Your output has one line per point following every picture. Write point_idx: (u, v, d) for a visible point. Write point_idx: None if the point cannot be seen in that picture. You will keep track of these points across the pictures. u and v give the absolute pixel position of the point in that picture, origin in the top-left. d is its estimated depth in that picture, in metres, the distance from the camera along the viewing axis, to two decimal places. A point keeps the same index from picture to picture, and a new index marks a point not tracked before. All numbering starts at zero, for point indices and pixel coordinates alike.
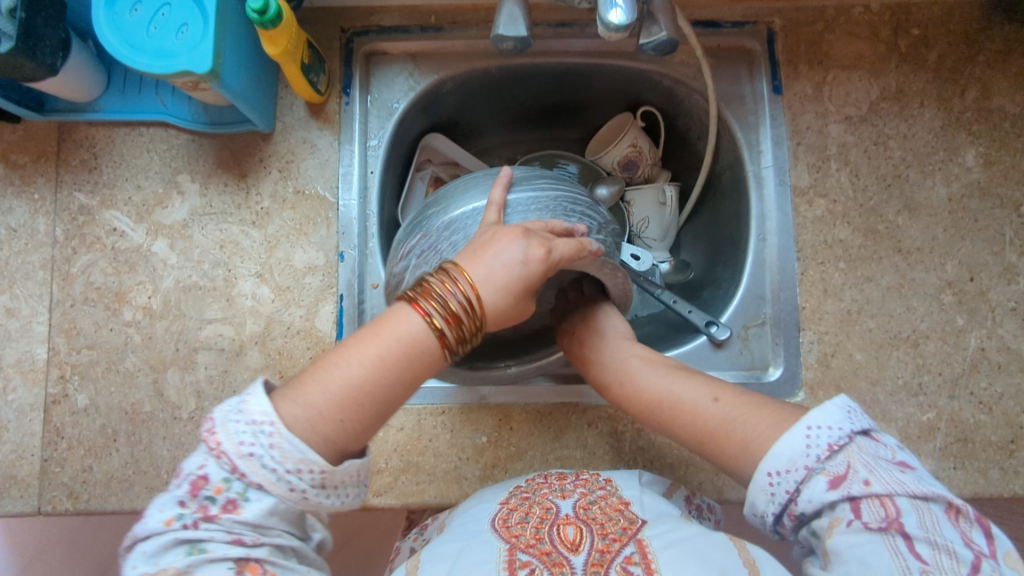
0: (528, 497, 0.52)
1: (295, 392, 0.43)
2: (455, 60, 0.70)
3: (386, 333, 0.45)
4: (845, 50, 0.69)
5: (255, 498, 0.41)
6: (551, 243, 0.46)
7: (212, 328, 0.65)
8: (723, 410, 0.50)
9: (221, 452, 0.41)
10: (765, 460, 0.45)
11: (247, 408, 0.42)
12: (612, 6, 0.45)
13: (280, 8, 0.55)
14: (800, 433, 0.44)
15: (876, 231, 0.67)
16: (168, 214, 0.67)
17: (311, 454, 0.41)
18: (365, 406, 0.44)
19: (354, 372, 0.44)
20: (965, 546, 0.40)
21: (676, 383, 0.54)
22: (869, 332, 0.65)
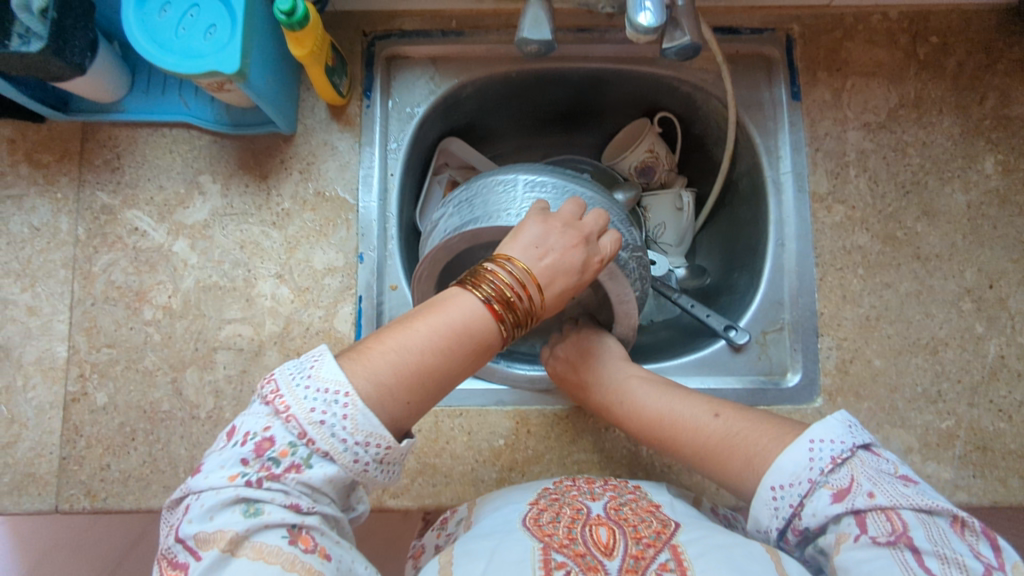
0: (558, 498, 0.52)
1: (365, 365, 0.41)
2: (476, 65, 0.71)
3: (453, 313, 0.44)
4: (864, 57, 0.69)
5: (319, 465, 0.40)
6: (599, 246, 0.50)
7: (232, 328, 0.66)
8: (724, 424, 0.51)
9: (290, 416, 0.40)
10: (768, 475, 0.46)
11: (317, 373, 0.41)
12: (641, 9, 0.46)
13: (307, 11, 0.56)
14: (802, 447, 0.46)
15: (894, 238, 0.67)
16: (189, 214, 0.68)
17: (382, 428, 0.40)
18: (429, 387, 0.43)
19: (422, 350, 0.43)
20: (976, 558, 0.39)
21: (676, 402, 0.55)
22: (888, 338, 0.65)
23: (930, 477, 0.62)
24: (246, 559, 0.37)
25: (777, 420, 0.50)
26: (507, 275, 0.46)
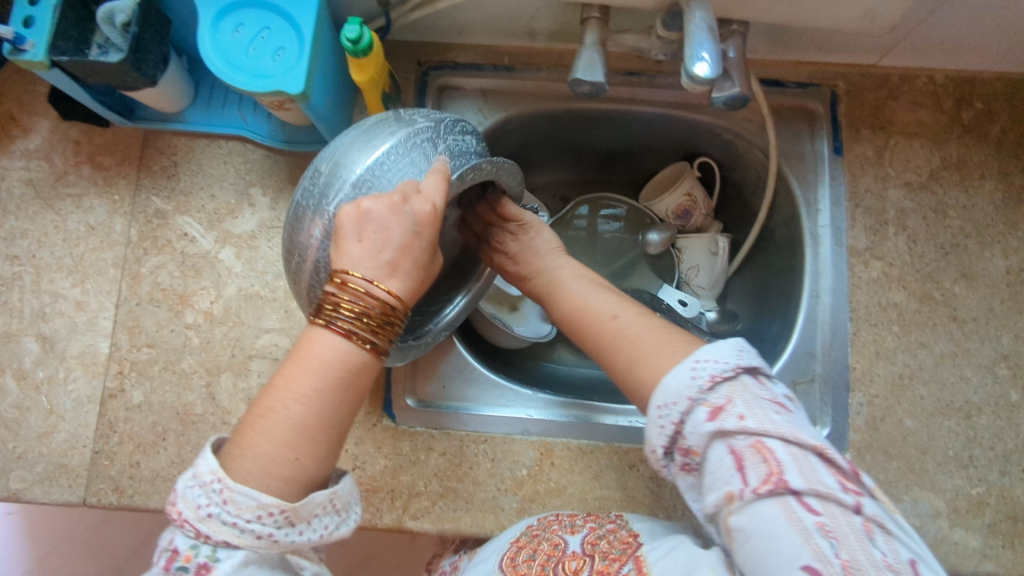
0: (538, 534, 0.56)
1: (242, 446, 0.42)
2: (525, 99, 0.73)
3: (315, 364, 0.43)
4: (907, 118, 0.70)
5: (224, 555, 0.41)
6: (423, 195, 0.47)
7: (269, 338, 0.67)
8: (626, 318, 0.52)
9: (183, 521, 0.41)
10: (654, 395, 0.46)
11: (196, 471, 0.42)
12: (698, 60, 0.46)
13: (372, 40, 0.57)
14: (686, 367, 0.46)
15: (931, 297, 0.67)
16: (237, 224, 0.70)
17: (266, 498, 0.41)
18: (314, 441, 0.43)
19: (294, 413, 0.42)
20: (843, 491, 0.42)
21: (589, 296, 0.56)
22: (921, 399, 0.65)
23: (957, 543, 0.61)
24: None
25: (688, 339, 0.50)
26: (355, 292, 0.44)
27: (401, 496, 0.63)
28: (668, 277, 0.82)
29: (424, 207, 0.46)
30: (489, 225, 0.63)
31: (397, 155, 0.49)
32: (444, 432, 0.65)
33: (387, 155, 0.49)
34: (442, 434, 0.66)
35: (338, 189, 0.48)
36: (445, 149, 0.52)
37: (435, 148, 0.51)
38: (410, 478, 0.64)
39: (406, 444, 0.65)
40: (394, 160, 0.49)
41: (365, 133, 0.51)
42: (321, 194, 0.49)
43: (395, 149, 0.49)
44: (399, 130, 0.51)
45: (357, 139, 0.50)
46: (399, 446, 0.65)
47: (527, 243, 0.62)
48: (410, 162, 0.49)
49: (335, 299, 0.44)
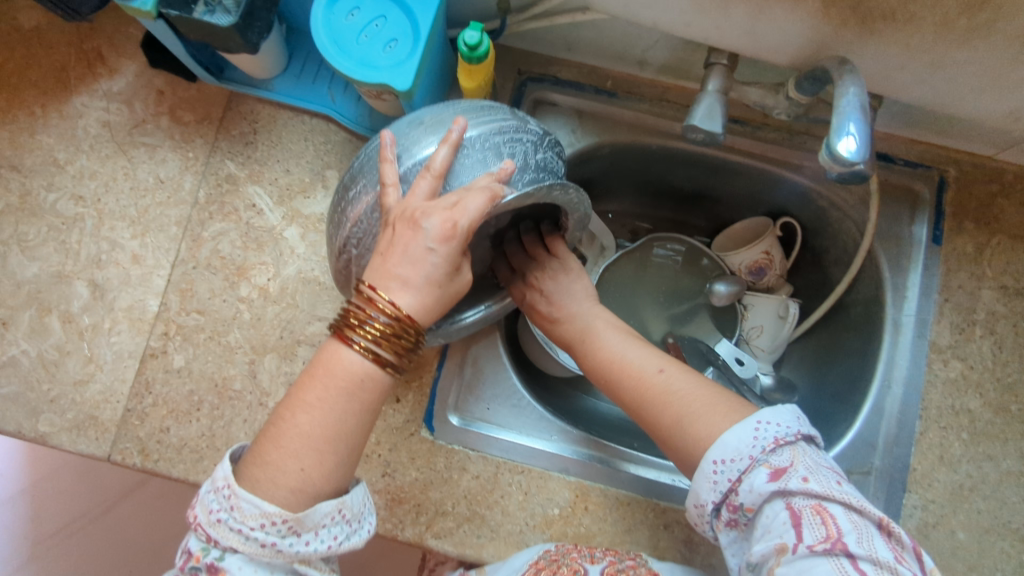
0: (557, 559, 0.55)
1: (254, 457, 0.44)
2: (621, 130, 0.70)
3: (324, 377, 0.44)
4: (1016, 218, 0.67)
5: (231, 559, 0.43)
6: (457, 211, 0.43)
7: (320, 326, 0.66)
8: (671, 372, 0.52)
9: (199, 524, 0.44)
10: (711, 449, 0.45)
11: (213, 478, 0.45)
12: (844, 136, 0.43)
13: (489, 49, 0.55)
14: (748, 426, 0.45)
15: (1006, 409, 0.64)
16: (308, 204, 0.68)
17: (268, 507, 0.42)
18: (321, 452, 0.43)
19: (302, 424, 0.43)
20: (898, 560, 0.40)
21: (627, 349, 0.55)
22: (978, 513, 0.62)
23: None
24: None
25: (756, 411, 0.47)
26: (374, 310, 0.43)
27: (427, 512, 0.61)
28: (728, 331, 0.79)
29: (447, 219, 0.43)
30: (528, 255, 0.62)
31: (490, 144, 0.48)
32: (480, 456, 0.63)
33: (476, 141, 0.48)
34: (478, 457, 0.63)
35: (417, 150, 0.48)
36: (538, 161, 0.50)
37: (531, 154, 0.50)
38: (439, 495, 0.62)
39: (441, 461, 0.63)
40: (482, 146, 0.48)
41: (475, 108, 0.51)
42: (405, 145, 0.48)
43: (490, 137, 0.48)
44: (510, 121, 0.50)
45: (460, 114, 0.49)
46: (433, 461, 0.63)
47: (563, 284, 0.61)
48: (493, 155, 0.48)
49: (348, 310, 0.44)
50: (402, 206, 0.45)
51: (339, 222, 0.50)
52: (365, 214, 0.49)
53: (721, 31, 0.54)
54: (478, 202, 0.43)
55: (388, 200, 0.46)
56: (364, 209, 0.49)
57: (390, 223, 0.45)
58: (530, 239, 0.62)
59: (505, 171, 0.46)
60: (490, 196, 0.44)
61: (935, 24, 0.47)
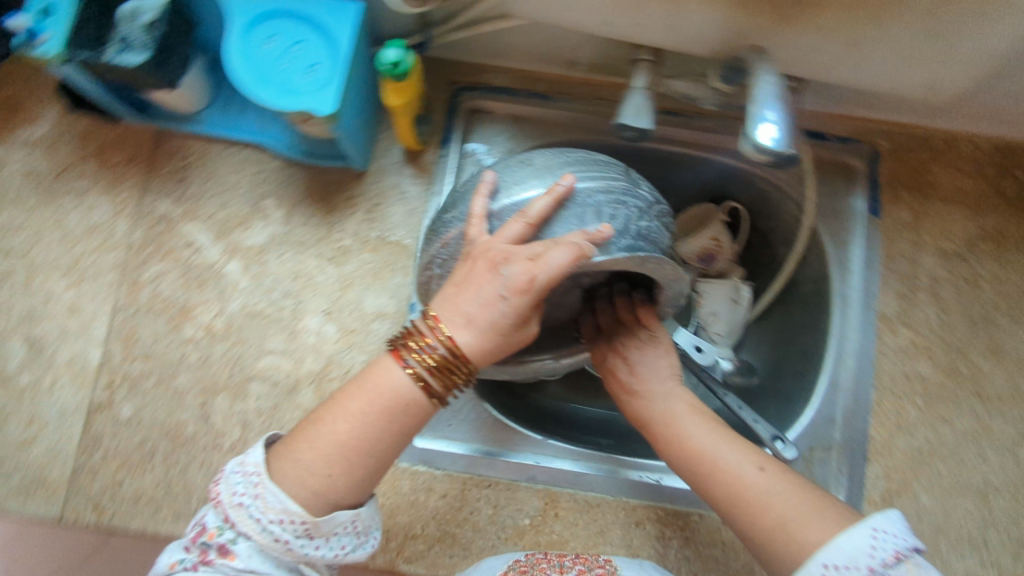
0: (526, 571, 0.55)
1: (287, 449, 0.46)
2: (558, 131, 0.69)
3: (369, 390, 0.47)
4: (948, 184, 0.68)
5: (243, 544, 0.44)
6: (535, 267, 0.44)
7: (271, 360, 0.64)
8: (774, 475, 0.49)
9: (218, 501, 0.45)
10: (821, 551, 0.42)
11: (243, 460, 0.46)
12: (761, 121, 0.44)
13: (412, 64, 0.54)
14: (864, 531, 0.42)
15: (956, 371, 0.65)
16: (247, 236, 0.67)
17: (292, 505, 0.44)
18: (351, 461, 0.46)
19: (340, 431, 0.46)
20: None
21: (716, 444, 0.52)
22: (939, 476, 0.63)
23: None
24: None
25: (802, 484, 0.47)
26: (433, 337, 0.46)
27: (397, 538, 0.60)
28: (685, 320, 0.74)
29: (526, 273, 0.44)
30: (618, 319, 0.61)
31: (591, 203, 0.47)
32: (447, 474, 0.63)
33: (578, 196, 0.47)
34: (444, 475, 0.63)
35: (516, 192, 0.49)
36: (641, 229, 0.48)
37: (633, 221, 0.47)
38: (407, 519, 0.61)
39: (406, 484, 0.62)
40: (584, 204, 0.47)
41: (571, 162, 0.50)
42: (506, 184, 0.50)
43: (594, 195, 0.47)
44: (615, 182, 0.49)
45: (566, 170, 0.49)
46: (398, 485, 0.62)
47: (647, 359, 0.60)
48: (591, 213, 0.47)
49: (411, 332, 0.47)
50: (486, 244, 0.46)
51: (431, 239, 0.52)
52: (451, 237, 0.50)
53: (642, 28, 0.54)
54: (561, 257, 0.43)
55: (473, 231, 0.48)
56: (454, 235, 0.50)
57: (471, 257, 0.46)
58: (621, 304, 0.60)
59: (600, 234, 0.44)
60: (576, 256, 0.43)
61: (844, 5, 0.48)
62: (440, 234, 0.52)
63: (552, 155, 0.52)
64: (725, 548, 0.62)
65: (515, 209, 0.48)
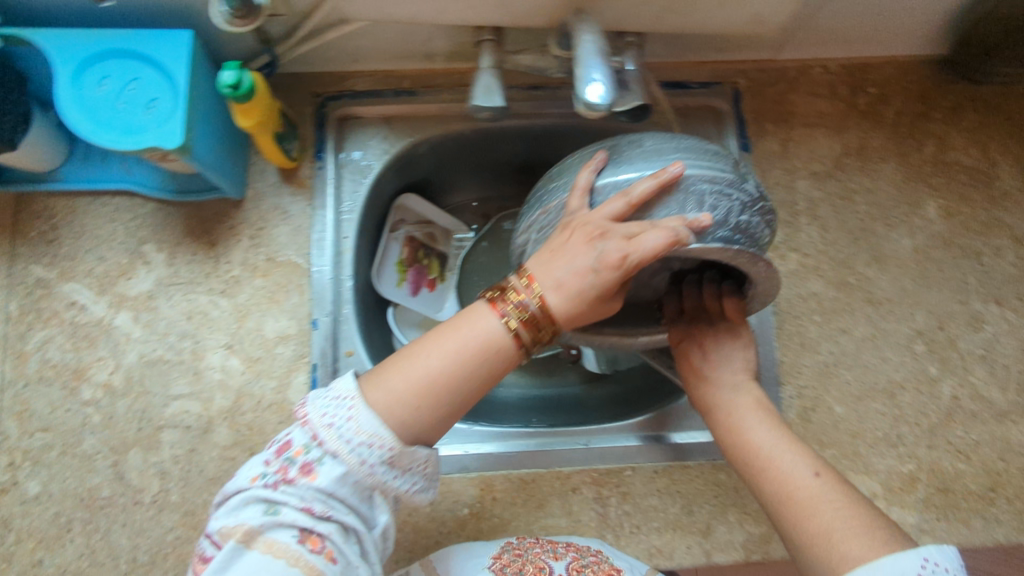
0: (521, 554, 0.55)
1: (381, 378, 0.49)
2: (430, 123, 0.70)
3: (465, 331, 0.50)
4: (808, 108, 0.70)
5: (328, 464, 0.46)
6: (629, 248, 0.46)
7: (179, 405, 0.63)
8: (829, 484, 0.48)
9: (307, 421, 0.47)
10: (864, 566, 0.43)
11: (335, 385, 0.49)
12: (592, 82, 0.45)
13: (254, 82, 0.54)
14: (915, 558, 0.42)
15: (846, 284, 0.68)
16: (132, 285, 0.65)
17: (382, 430, 0.47)
18: (439, 399, 0.49)
19: (431, 365, 0.49)
20: None
21: (780, 447, 0.52)
22: (847, 384, 0.66)
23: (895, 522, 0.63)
24: (258, 551, 0.44)
25: (841, 496, 0.47)
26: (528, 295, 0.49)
27: None
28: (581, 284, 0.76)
29: (620, 251, 0.46)
30: (703, 303, 0.60)
31: (693, 191, 0.48)
32: None
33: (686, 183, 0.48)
34: None
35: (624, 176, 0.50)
36: (742, 222, 0.48)
37: (733, 211, 0.48)
38: None
39: None
40: (687, 192, 0.48)
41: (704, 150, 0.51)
42: (616, 163, 0.51)
43: (698, 183, 0.48)
44: (728, 172, 0.49)
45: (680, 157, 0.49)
46: None
47: (723, 348, 0.58)
48: (692, 201, 0.48)
49: (510, 286, 0.50)
50: (587, 217, 0.48)
51: (533, 204, 0.55)
52: (550, 210, 0.53)
53: (475, 10, 0.53)
54: (656, 241, 0.45)
55: (575, 204, 0.50)
56: (558, 204, 0.53)
57: (570, 227, 0.49)
58: (708, 288, 0.59)
59: (698, 223, 0.45)
60: (672, 241, 0.44)
61: None
62: (540, 203, 0.54)
63: (663, 140, 0.53)
64: (662, 497, 0.63)
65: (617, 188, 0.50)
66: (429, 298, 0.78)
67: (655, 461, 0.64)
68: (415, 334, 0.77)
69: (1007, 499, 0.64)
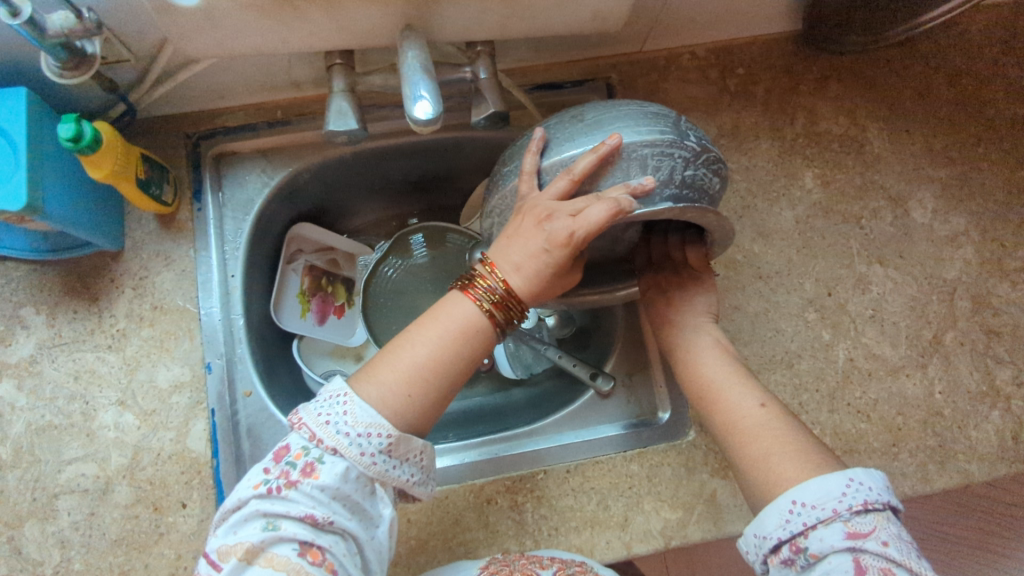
0: (508, 565, 0.56)
1: (370, 374, 0.46)
2: (308, 151, 0.69)
3: (443, 317, 0.48)
4: (681, 95, 0.71)
5: (330, 462, 0.44)
6: (575, 222, 0.43)
7: (74, 469, 0.61)
8: (773, 412, 0.50)
9: (301, 424, 0.45)
10: (794, 488, 0.44)
11: (326, 387, 0.46)
12: (418, 100, 0.45)
13: (96, 132, 0.52)
14: (840, 478, 0.43)
15: (735, 262, 0.69)
16: (12, 352, 0.63)
17: (379, 419, 0.44)
18: (429, 384, 0.46)
19: (419, 353, 0.47)
20: None
21: (733, 381, 0.54)
22: (746, 359, 0.67)
23: None
24: (260, 568, 0.41)
25: (782, 427, 0.49)
26: (494, 278, 0.47)
27: None
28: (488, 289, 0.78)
29: (567, 230, 0.43)
30: (668, 254, 0.62)
31: (636, 156, 0.44)
32: None
33: (626, 149, 0.44)
34: None
35: (567, 147, 0.46)
36: (689, 179, 0.45)
37: (680, 170, 0.45)
38: None
39: None
40: (629, 158, 0.44)
41: (644, 109, 0.47)
42: (556, 139, 0.47)
43: (640, 148, 0.44)
44: (670, 130, 0.45)
45: (618, 120, 0.45)
46: None
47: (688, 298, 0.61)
48: (636, 167, 0.44)
49: (477, 270, 0.48)
50: (535, 199, 0.45)
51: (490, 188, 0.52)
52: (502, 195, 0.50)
53: (317, 36, 0.53)
54: (599, 213, 0.42)
55: (523, 189, 0.46)
56: (509, 187, 0.49)
57: (521, 212, 0.46)
58: (672, 239, 0.61)
59: (643, 189, 0.43)
60: (613, 213, 0.41)
61: None
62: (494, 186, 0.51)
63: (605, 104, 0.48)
64: (577, 496, 0.63)
65: (559, 168, 0.46)
66: (337, 325, 0.78)
67: (567, 460, 0.65)
68: (326, 362, 0.77)
69: (909, 452, 0.66)
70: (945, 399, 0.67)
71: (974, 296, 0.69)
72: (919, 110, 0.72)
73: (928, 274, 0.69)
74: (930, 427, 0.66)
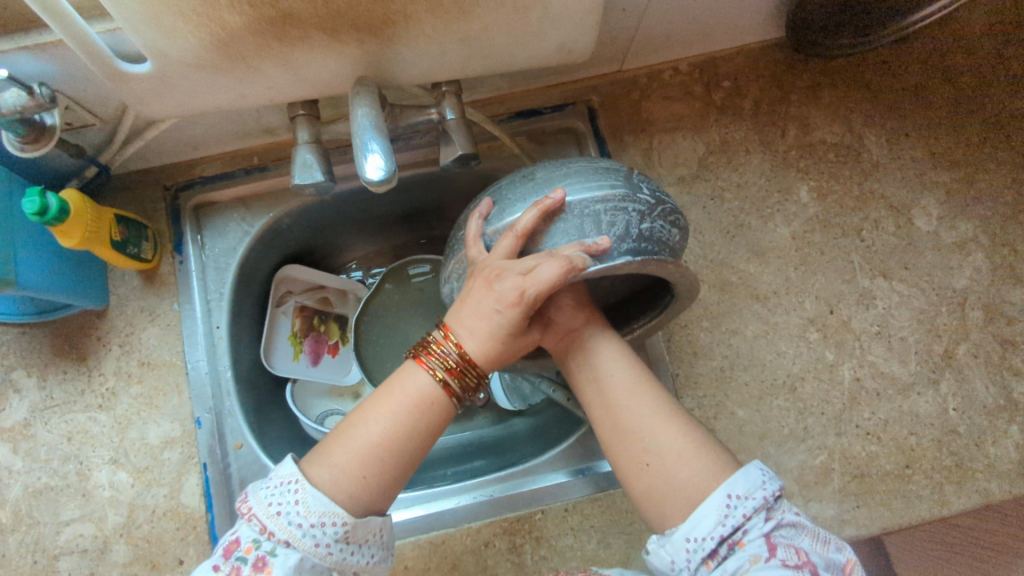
0: None
1: (322, 456, 0.45)
2: (288, 196, 0.68)
3: (396, 391, 0.47)
4: (665, 113, 0.69)
5: (283, 553, 0.42)
6: (525, 281, 0.42)
7: (71, 530, 0.61)
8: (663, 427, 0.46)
9: (252, 515, 0.44)
10: (725, 483, 0.43)
11: (276, 472, 0.45)
12: (370, 162, 0.46)
13: (63, 202, 0.53)
14: (756, 469, 0.44)
15: (730, 283, 0.66)
16: (5, 417, 0.63)
17: (332, 506, 0.43)
18: (384, 463, 0.45)
19: (372, 432, 0.45)
20: None
21: (623, 386, 0.49)
22: (746, 385, 0.64)
23: (816, 518, 0.61)
24: None
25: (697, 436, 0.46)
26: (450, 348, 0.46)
27: None
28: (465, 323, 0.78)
29: (516, 288, 0.43)
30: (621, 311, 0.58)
31: (588, 212, 0.42)
32: None
33: (574, 207, 0.42)
34: None
35: (515, 209, 0.45)
36: (644, 231, 0.43)
37: (636, 224, 0.42)
38: None
39: None
40: (579, 215, 0.42)
41: (593, 165, 0.45)
42: (502, 203, 0.46)
43: (590, 204, 0.42)
44: (620, 184, 0.43)
45: (564, 178, 0.44)
46: None
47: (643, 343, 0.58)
48: (590, 223, 0.42)
49: (433, 338, 0.48)
50: (485, 260, 0.44)
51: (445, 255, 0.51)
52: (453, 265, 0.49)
53: (277, 90, 0.51)
54: (551, 271, 0.41)
55: (471, 253, 0.46)
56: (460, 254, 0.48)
57: (471, 275, 0.45)
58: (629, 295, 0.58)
59: (596, 247, 0.41)
60: (565, 270, 0.40)
61: (430, 11, 0.46)
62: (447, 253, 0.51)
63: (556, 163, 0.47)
64: (577, 535, 0.62)
65: (504, 229, 0.45)
66: (332, 365, 0.78)
67: (563, 498, 0.63)
68: (325, 403, 0.77)
69: (925, 474, 0.62)
70: (960, 416, 0.63)
71: (987, 305, 0.65)
72: (918, 112, 0.69)
73: (937, 285, 0.66)
74: (945, 446, 0.62)
